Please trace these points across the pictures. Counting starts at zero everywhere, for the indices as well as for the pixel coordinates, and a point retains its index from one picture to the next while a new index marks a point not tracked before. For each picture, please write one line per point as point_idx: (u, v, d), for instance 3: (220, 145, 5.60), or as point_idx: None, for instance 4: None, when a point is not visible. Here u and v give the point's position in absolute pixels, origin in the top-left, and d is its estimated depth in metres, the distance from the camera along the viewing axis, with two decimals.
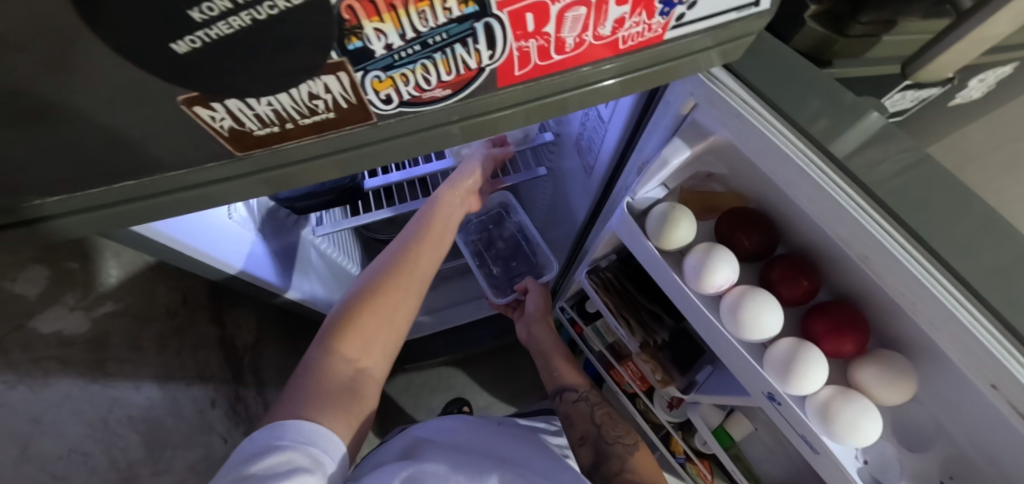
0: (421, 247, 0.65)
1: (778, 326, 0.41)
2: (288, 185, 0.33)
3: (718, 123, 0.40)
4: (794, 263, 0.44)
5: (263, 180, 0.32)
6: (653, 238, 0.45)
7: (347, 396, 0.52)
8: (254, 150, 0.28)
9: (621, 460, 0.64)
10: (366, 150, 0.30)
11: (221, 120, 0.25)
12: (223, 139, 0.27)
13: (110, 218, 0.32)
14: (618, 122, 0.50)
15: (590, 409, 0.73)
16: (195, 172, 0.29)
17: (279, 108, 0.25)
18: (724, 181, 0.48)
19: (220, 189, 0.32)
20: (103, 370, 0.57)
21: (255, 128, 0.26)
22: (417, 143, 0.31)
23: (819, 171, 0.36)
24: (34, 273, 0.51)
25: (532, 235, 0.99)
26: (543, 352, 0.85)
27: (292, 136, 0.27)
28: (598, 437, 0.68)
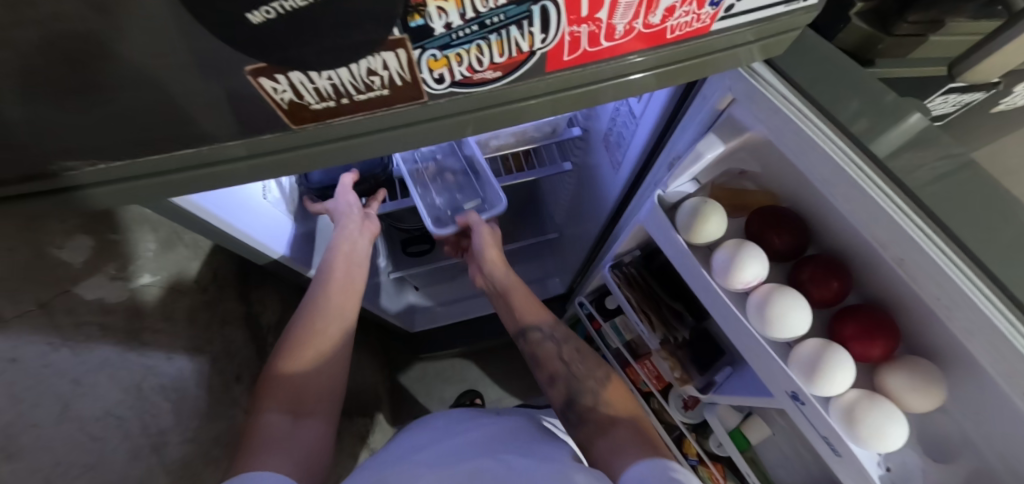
0: (333, 289, 0.68)
1: (806, 325, 0.41)
2: (334, 162, 0.35)
3: (755, 118, 0.40)
4: (826, 262, 0.42)
5: (308, 155, 0.33)
6: (682, 231, 0.45)
7: (292, 443, 0.53)
8: (307, 124, 0.30)
9: (595, 395, 0.61)
10: (411, 130, 0.31)
11: (283, 92, 0.26)
12: (281, 112, 0.28)
13: (165, 186, 0.34)
14: (650, 117, 0.51)
15: (557, 348, 0.68)
16: (247, 144, 0.31)
17: (338, 83, 0.26)
18: (756, 179, 0.47)
19: (269, 163, 0.33)
20: (139, 339, 0.59)
21: (312, 102, 0.27)
22: (461, 125, 0.32)
23: (858, 171, 0.35)
24: (80, 242, 0.53)
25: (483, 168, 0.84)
26: (503, 293, 0.78)
27: (345, 112, 0.29)
28: (570, 376, 0.64)
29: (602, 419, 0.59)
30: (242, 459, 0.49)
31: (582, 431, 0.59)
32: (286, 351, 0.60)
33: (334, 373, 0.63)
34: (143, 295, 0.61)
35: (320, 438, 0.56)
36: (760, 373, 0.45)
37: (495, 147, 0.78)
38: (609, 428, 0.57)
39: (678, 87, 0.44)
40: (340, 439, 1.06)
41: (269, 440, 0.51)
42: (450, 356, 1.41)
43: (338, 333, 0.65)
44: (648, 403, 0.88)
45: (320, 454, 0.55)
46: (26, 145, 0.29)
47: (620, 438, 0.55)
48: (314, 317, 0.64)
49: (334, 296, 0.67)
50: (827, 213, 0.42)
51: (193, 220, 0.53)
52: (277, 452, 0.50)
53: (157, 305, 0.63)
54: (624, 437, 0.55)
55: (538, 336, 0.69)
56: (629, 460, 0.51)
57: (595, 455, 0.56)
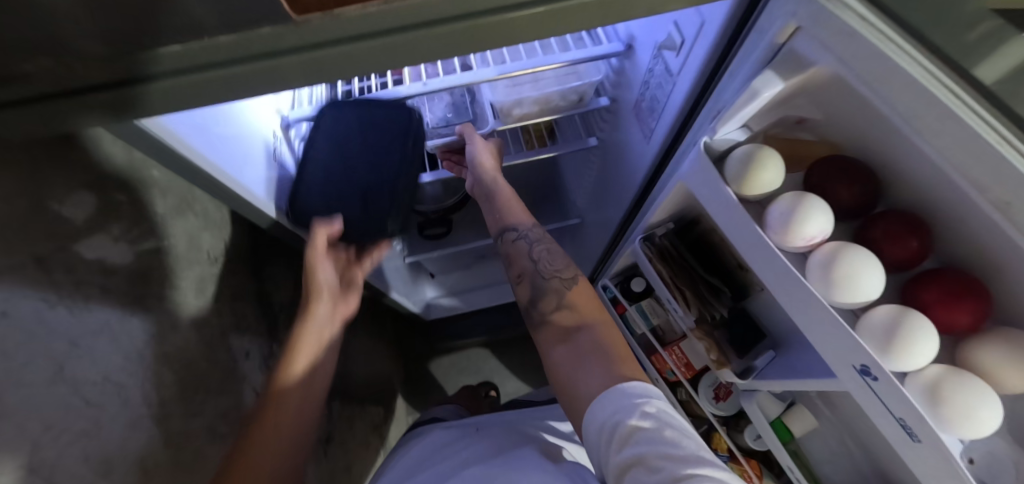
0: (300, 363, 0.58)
1: (878, 290, 0.36)
2: (339, 73, 0.34)
3: (821, 50, 0.34)
4: (903, 217, 0.37)
5: (299, 63, 0.32)
6: (732, 182, 0.40)
7: None
8: (311, 15, 0.30)
9: (558, 295, 0.61)
10: (417, 35, 0.32)
11: None
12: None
13: (83, 110, 0.33)
14: (692, 68, 0.48)
15: (529, 246, 0.66)
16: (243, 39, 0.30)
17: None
18: (814, 129, 0.42)
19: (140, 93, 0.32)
20: (143, 305, 0.56)
21: None
22: (456, 38, 0.33)
23: (953, 97, 0.29)
24: (82, 199, 0.50)
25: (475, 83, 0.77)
26: (489, 194, 0.71)
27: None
28: (536, 273, 0.64)
29: (562, 320, 0.59)
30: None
31: (541, 331, 0.60)
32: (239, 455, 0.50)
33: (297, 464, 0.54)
34: (151, 259, 0.59)
35: None
36: (822, 350, 0.39)
37: (517, 118, 0.74)
38: (573, 335, 0.56)
39: (737, 10, 0.39)
40: (352, 425, 1.03)
41: None
42: (465, 346, 1.38)
43: (296, 427, 0.55)
44: (675, 394, 0.82)
45: None
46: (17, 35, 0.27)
47: (584, 349, 0.53)
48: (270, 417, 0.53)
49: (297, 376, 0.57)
50: (906, 163, 0.36)
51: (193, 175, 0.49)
52: None
53: (162, 270, 0.60)
54: (585, 349, 0.53)
55: (513, 235, 0.67)
56: (592, 377, 0.49)
57: (552, 357, 0.55)
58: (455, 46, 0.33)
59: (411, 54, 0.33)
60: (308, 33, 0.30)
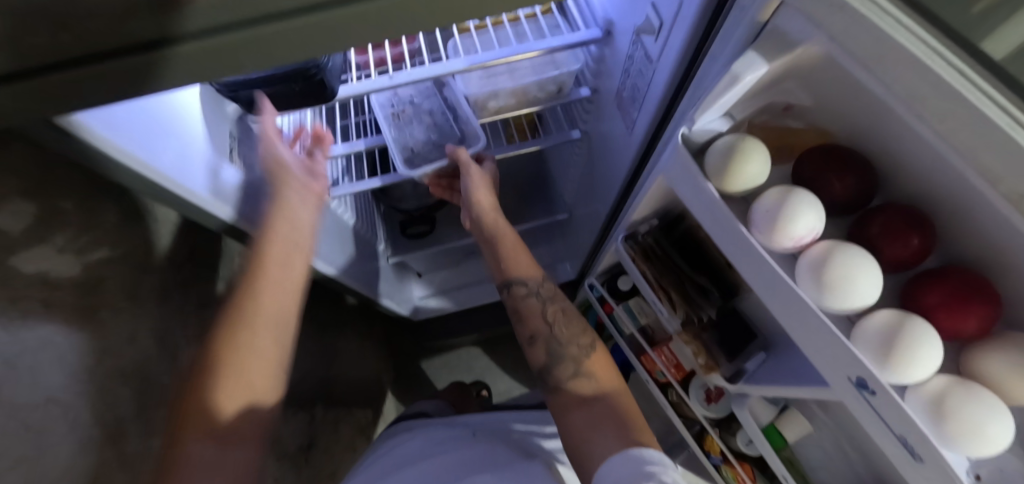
0: (268, 260, 0.53)
1: (875, 295, 0.32)
2: (304, 43, 0.32)
3: (808, 25, 0.30)
4: (902, 212, 0.33)
5: (262, 33, 0.30)
6: (713, 176, 0.36)
7: (211, 476, 0.42)
8: None
9: (576, 364, 0.57)
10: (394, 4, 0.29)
11: None
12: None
13: (38, 100, 0.30)
14: (671, 52, 0.44)
15: (542, 306, 0.62)
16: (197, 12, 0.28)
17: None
18: (804, 116, 0.38)
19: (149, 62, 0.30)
20: (95, 319, 0.53)
21: None
22: None
23: (960, 77, 0.26)
24: (17, 208, 0.44)
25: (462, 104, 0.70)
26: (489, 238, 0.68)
27: None
28: (552, 337, 0.59)
29: (578, 387, 0.55)
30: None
31: (555, 397, 0.56)
32: (203, 367, 0.48)
33: (274, 360, 0.50)
34: (103, 270, 0.55)
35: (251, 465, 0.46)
36: (813, 357, 0.36)
37: (494, 111, 0.71)
38: (589, 402, 0.53)
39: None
40: (337, 430, 1.00)
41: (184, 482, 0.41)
42: (454, 346, 1.35)
43: (270, 328, 0.50)
44: (667, 396, 0.79)
45: None
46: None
47: (600, 418, 0.51)
48: (249, 295, 0.51)
49: (265, 280, 0.52)
50: (905, 152, 0.33)
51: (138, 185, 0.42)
52: None
53: (119, 282, 0.57)
54: (603, 416, 0.51)
55: (523, 291, 0.62)
56: (610, 445, 0.48)
57: (569, 423, 0.53)
58: (350, 32, 0.32)
59: (341, 28, 0.32)
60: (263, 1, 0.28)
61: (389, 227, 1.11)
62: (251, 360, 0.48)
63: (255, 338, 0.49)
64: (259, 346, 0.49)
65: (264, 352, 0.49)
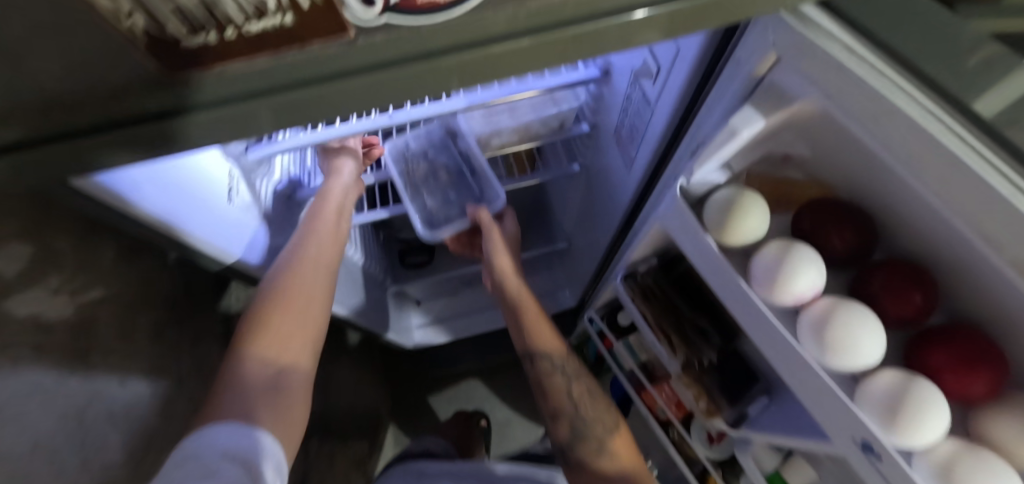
0: (315, 227, 0.62)
1: (878, 353, 0.31)
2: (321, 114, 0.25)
3: (805, 83, 0.31)
4: (903, 270, 0.33)
5: (272, 108, 0.23)
6: (712, 229, 0.36)
7: (269, 393, 0.50)
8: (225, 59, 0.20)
9: (599, 442, 0.65)
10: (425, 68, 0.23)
11: (131, 18, 0.17)
12: (144, 53, 0.19)
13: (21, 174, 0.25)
14: (668, 98, 0.44)
15: (567, 384, 0.68)
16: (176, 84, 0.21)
17: (208, 4, 0.17)
18: (803, 167, 0.38)
19: (140, 138, 0.24)
20: (85, 361, 0.52)
21: (184, 34, 0.18)
22: (451, 74, 0.24)
23: (958, 141, 0.26)
24: (15, 251, 0.44)
25: (480, 166, 0.75)
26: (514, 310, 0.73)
27: (275, 37, 0.20)
28: (575, 414, 0.67)
29: (601, 470, 0.64)
30: (218, 400, 0.47)
31: (579, 472, 0.65)
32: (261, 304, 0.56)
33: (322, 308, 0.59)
34: (96, 310, 0.54)
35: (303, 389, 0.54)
36: (816, 414, 0.35)
37: (497, 146, 0.72)
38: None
39: (714, 37, 0.35)
40: (332, 465, 0.98)
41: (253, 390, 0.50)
42: (453, 376, 1.33)
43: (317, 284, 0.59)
44: (667, 434, 0.78)
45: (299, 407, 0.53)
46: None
47: None
48: (298, 254, 0.60)
49: (313, 241, 0.61)
50: (905, 208, 0.33)
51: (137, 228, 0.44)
52: (263, 402, 0.49)
53: (112, 321, 0.56)
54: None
55: (549, 367, 0.68)
56: None
57: None
58: (368, 104, 0.25)
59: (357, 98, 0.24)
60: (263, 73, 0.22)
61: (388, 256, 1.11)
62: (303, 304, 0.57)
63: (304, 284, 0.58)
64: (310, 296, 0.58)
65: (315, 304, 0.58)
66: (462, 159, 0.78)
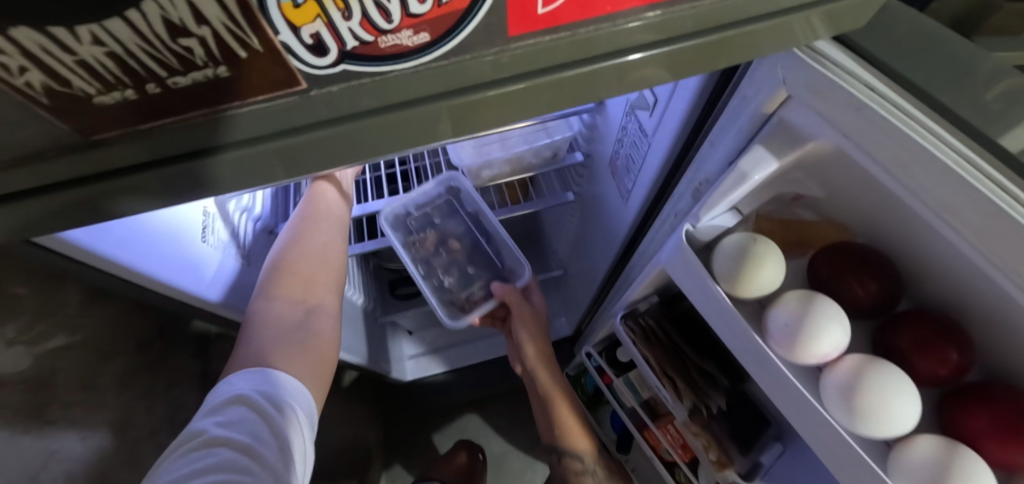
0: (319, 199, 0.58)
1: (913, 419, 0.28)
2: (290, 172, 0.22)
3: (820, 123, 0.28)
4: (933, 325, 0.30)
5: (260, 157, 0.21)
6: (723, 280, 0.33)
7: (297, 345, 0.51)
8: (114, 129, 0.18)
9: None
10: (396, 117, 0.21)
11: (21, 75, 0.14)
12: (49, 112, 0.16)
13: None
14: (666, 133, 0.42)
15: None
16: (121, 151, 0.19)
17: (121, 54, 0.14)
18: (814, 207, 0.36)
19: (79, 202, 0.21)
20: (43, 417, 0.48)
21: (95, 90, 0.15)
22: (424, 126, 0.22)
23: (1001, 190, 0.23)
24: None
25: (496, 231, 0.77)
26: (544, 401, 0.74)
27: (203, 95, 0.17)
28: None
29: None
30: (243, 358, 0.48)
31: None
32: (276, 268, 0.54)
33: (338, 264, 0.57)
34: (58, 362, 0.50)
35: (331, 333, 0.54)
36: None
37: (488, 178, 0.69)
38: None
39: (715, 72, 0.32)
40: None
41: (281, 346, 0.50)
42: (447, 408, 1.28)
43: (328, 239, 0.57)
44: (674, 476, 0.72)
45: (330, 347, 0.53)
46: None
47: None
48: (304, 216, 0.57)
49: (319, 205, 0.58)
50: (933, 256, 0.30)
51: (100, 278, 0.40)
52: (293, 355, 0.50)
53: (76, 371, 0.52)
54: None
55: (579, 468, 0.72)
56: None
57: None
58: (340, 155, 0.22)
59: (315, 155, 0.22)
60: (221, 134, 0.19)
61: (379, 285, 1.07)
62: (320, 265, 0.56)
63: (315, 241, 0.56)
64: (324, 253, 0.57)
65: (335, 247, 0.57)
66: (473, 226, 0.79)
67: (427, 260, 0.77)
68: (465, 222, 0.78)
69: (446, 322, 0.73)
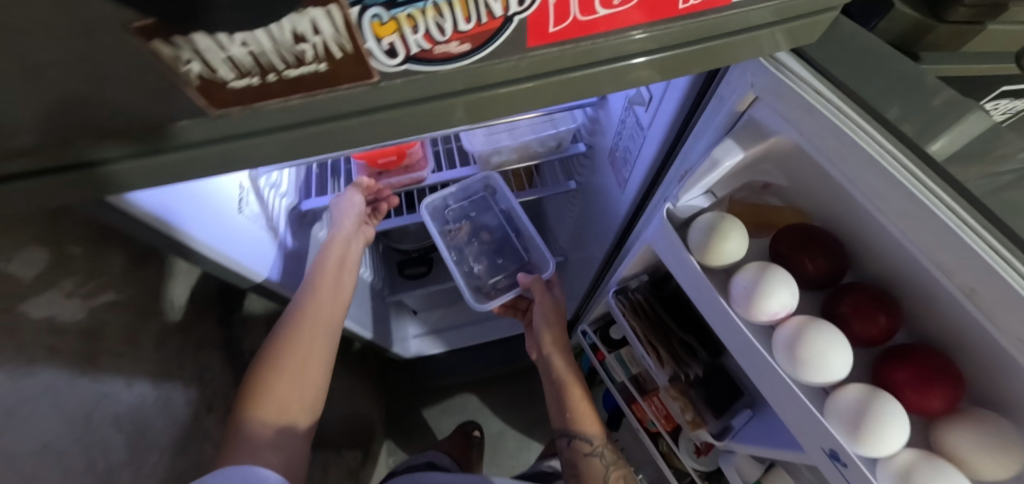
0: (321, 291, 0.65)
1: (846, 369, 0.34)
2: (346, 144, 0.28)
3: (779, 121, 0.34)
4: (871, 294, 0.36)
5: (323, 132, 0.27)
6: (696, 252, 0.38)
7: (272, 448, 0.54)
8: (231, 108, 0.23)
9: None
10: (434, 105, 0.27)
11: (187, 62, 0.20)
12: (194, 90, 0.22)
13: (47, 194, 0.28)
14: (659, 129, 0.47)
15: (605, 470, 0.66)
16: (221, 122, 0.25)
17: (258, 52, 0.20)
18: (781, 194, 0.41)
19: (172, 164, 0.27)
20: (94, 364, 0.53)
21: (230, 78, 0.21)
22: (455, 113, 0.28)
23: (913, 179, 0.29)
24: (34, 256, 0.46)
25: (525, 227, 0.87)
26: (554, 382, 0.73)
27: (301, 85, 0.23)
28: None
29: None
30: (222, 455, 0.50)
31: None
32: (267, 360, 0.58)
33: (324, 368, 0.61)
34: (107, 316, 0.55)
35: (300, 450, 0.57)
36: (790, 424, 0.38)
37: (496, 164, 0.74)
38: None
39: (698, 74, 0.38)
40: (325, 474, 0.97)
41: (258, 446, 0.53)
42: (448, 386, 1.34)
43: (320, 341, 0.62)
44: (656, 445, 0.80)
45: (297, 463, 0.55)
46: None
47: None
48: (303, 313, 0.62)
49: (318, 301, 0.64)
50: (873, 236, 0.36)
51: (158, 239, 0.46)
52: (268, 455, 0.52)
53: (121, 325, 0.57)
54: None
55: (585, 448, 0.68)
56: None
57: None
58: (386, 132, 0.28)
59: (366, 133, 0.28)
60: (301, 113, 0.25)
61: (386, 266, 1.13)
62: (308, 365, 0.60)
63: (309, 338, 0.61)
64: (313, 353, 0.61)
65: (317, 349, 0.61)
66: (505, 222, 0.89)
67: (459, 248, 0.88)
68: (498, 218, 0.89)
69: (471, 301, 0.82)
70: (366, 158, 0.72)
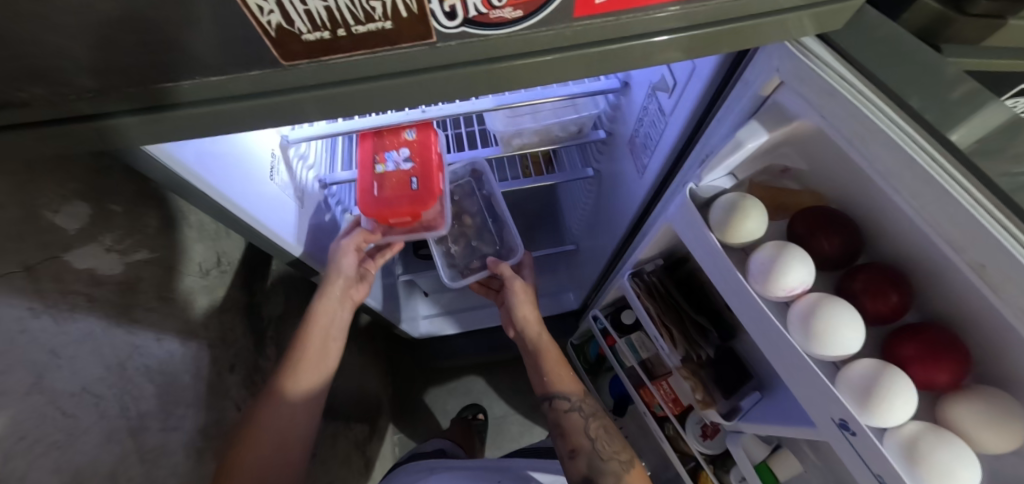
0: (303, 362, 0.64)
1: (859, 345, 0.36)
2: (397, 101, 0.30)
3: (803, 104, 0.35)
4: (883, 272, 0.37)
5: (379, 89, 0.29)
6: (716, 230, 0.40)
7: None
8: (300, 60, 0.26)
9: (617, 478, 0.61)
10: (485, 68, 0.28)
11: (270, 13, 0.23)
12: (270, 42, 0.25)
13: (118, 131, 0.31)
14: (681, 115, 0.49)
15: (585, 421, 0.67)
16: (285, 73, 0.27)
17: (332, 7, 0.23)
18: (801, 179, 0.43)
19: (234, 113, 0.30)
20: (129, 316, 0.55)
21: (304, 31, 0.24)
22: (503, 76, 0.29)
23: (929, 159, 0.30)
24: (77, 208, 0.48)
25: (503, 214, 0.89)
26: (531, 351, 0.74)
27: (365, 43, 0.25)
28: (593, 453, 0.64)
29: None
30: None
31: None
32: (243, 436, 0.57)
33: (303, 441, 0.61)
34: (142, 271, 0.57)
35: None
36: (801, 397, 0.39)
37: (517, 146, 0.75)
38: None
39: (725, 60, 0.39)
40: (335, 443, 0.99)
41: None
42: (456, 368, 1.36)
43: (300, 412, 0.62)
44: (662, 429, 0.81)
45: None
46: (7, 67, 0.25)
47: None
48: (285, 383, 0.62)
49: (300, 371, 0.64)
50: (887, 217, 0.37)
51: (198, 196, 0.48)
52: None
53: (154, 281, 0.59)
54: None
55: (565, 405, 0.68)
56: None
57: None
58: (437, 92, 0.30)
59: (417, 92, 0.30)
60: (361, 68, 0.27)
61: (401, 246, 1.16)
62: (287, 439, 0.59)
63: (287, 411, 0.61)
64: (291, 424, 0.60)
65: (296, 426, 0.61)
66: (486, 208, 0.91)
67: None
68: (480, 202, 0.91)
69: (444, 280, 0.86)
70: (379, 217, 0.67)
